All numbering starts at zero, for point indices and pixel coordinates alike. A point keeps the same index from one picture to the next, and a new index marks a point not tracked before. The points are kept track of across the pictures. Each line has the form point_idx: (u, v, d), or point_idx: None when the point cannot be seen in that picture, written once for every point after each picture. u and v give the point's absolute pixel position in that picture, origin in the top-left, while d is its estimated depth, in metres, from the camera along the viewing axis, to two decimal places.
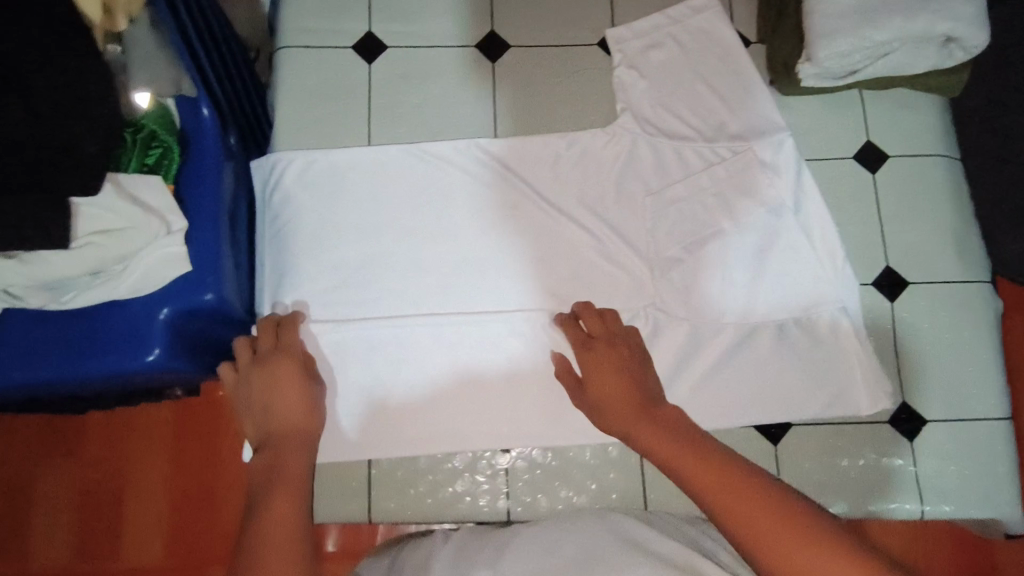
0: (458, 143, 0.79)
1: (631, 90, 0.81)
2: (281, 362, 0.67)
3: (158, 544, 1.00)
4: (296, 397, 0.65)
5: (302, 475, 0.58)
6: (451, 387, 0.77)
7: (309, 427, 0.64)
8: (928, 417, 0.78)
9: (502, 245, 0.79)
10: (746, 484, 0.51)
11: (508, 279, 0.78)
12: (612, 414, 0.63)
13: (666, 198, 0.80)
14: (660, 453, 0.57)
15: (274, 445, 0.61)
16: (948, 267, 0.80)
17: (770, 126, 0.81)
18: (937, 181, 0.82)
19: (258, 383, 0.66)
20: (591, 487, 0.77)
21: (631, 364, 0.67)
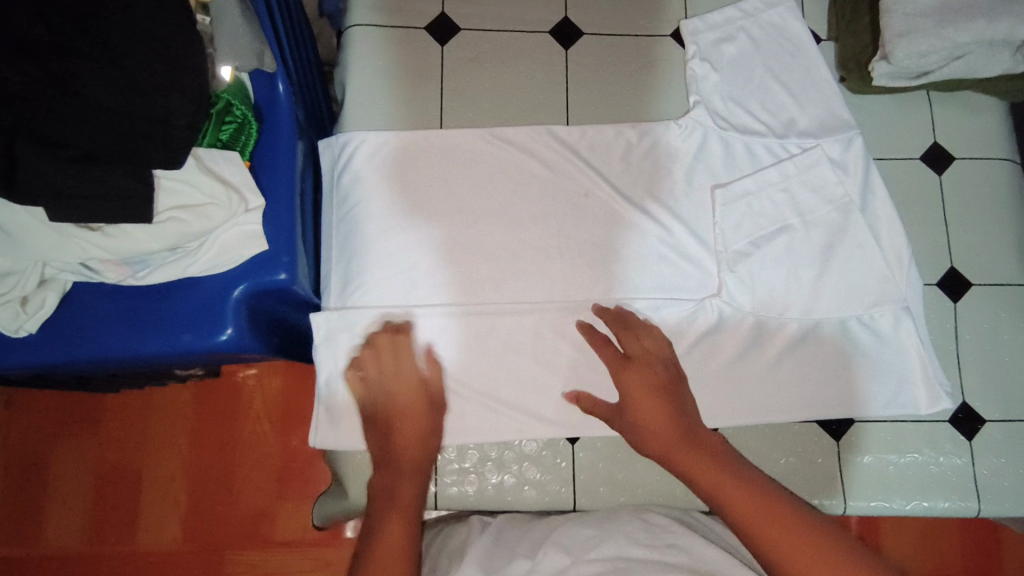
0: (533, 129, 0.80)
1: (704, 83, 0.81)
2: (405, 390, 0.69)
3: (174, 527, 1.06)
4: (415, 425, 0.68)
5: (409, 504, 0.62)
6: (511, 377, 0.75)
7: (421, 454, 0.67)
8: (985, 416, 0.78)
9: (428, 244, 0.76)
10: (801, 532, 0.55)
11: (442, 278, 0.75)
12: (654, 436, 0.65)
13: (735, 191, 0.79)
14: (704, 484, 0.61)
15: (391, 468, 0.65)
16: (1009, 270, 0.80)
17: (840, 123, 0.81)
18: (1000, 184, 0.82)
19: (382, 402, 0.69)
20: (656, 479, 0.76)
21: (665, 381, 0.69)
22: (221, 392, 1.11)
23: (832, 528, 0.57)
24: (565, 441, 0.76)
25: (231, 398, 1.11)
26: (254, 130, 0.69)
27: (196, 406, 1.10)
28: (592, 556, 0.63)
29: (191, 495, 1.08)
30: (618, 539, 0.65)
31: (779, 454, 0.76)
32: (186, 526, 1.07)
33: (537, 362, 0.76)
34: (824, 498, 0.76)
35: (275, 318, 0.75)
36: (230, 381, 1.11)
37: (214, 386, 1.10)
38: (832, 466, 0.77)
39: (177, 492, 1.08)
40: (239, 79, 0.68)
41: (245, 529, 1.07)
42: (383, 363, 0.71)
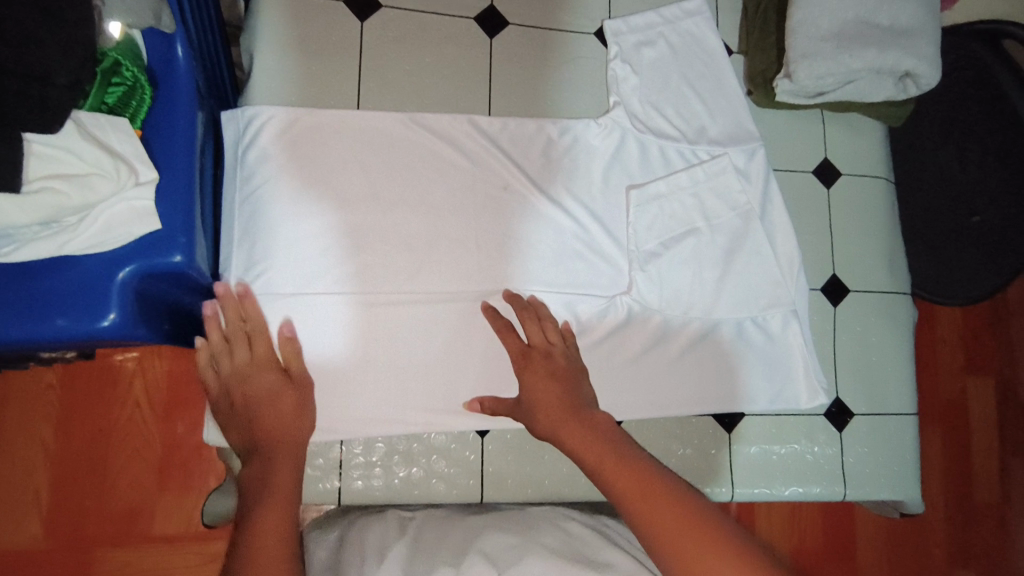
0: (455, 117, 0.78)
1: (624, 85, 0.83)
2: (265, 371, 0.65)
3: (37, 524, 0.97)
4: (286, 406, 0.65)
5: (291, 487, 0.60)
6: (419, 369, 0.73)
7: (295, 430, 0.64)
8: (855, 410, 0.85)
9: (330, 231, 0.72)
10: (659, 493, 0.58)
11: (350, 267, 0.72)
12: (542, 423, 0.67)
13: (649, 192, 0.81)
14: (584, 453, 0.64)
15: (260, 456, 0.61)
16: (881, 279, 0.88)
17: (745, 135, 0.85)
18: (877, 200, 0.91)
19: (240, 392, 0.64)
20: (562, 470, 0.78)
21: (565, 371, 0.70)
22: (93, 376, 1.01)
23: (693, 491, 0.60)
24: (474, 433, 0.76)
25: (106, 382, 1.01)
26: (147, 96, 0.63)
27: (65, 391, 1.00)
28: (516, 568, 0.62)
29: (57, 489, 0.98)
30: (537, 551, 0.64)
31: (676, 444, 0.80)
32: (51, 523, 0.97)
33: (450, 356, 0.74)
34: (715, 486, 0.80)
35: (168, 303, 0.68)
36: (106, 365, 1.01)
37: (87, 369, 1.00)
38: (723, 456, 0.81)
39: (40, 486, 0.98)
40: (130, 37, 0.61)
41: (120, 525, 0.99)
42: (230, 355, 0.66)
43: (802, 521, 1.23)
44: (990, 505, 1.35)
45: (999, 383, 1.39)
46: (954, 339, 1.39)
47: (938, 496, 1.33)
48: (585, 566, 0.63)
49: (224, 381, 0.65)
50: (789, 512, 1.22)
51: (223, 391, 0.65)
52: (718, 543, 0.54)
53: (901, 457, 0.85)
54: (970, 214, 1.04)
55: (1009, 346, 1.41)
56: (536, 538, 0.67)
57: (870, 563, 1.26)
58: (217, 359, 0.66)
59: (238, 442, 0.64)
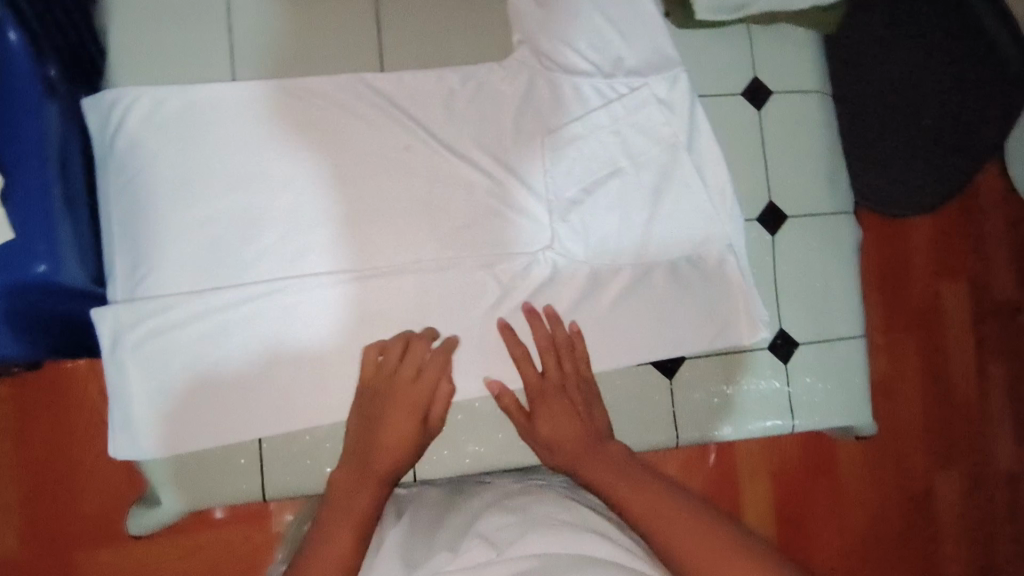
0: (338, 77, 0.71)
1: (528, 20, 0.76)
2: (412, 400, 0.68)
3: (14, 534, 0.96)
4: (398, 434, 0.67)
5: (364, 510, 0.63)
6: (338, 356, 0.69)
7: (399, 464, 0.67)
8: (799, 340, 0.82)
9: (223, 218, 0.67)
10: (674, 509, 0.57)
11: (267, 249, 0.68)
12: (560, 449, 0.69)
13: (565, 137, 0.76)
14: (602, 484, 0.64)
15: (362, 468, 0.65)
16: (820, 202, 0.83)
17: (666, 61, 0.79)
18: (813, 117, 0.85)
19: (376, 404, 0.67)
20: (499, 436, 0.74)
21: (579, 403, 0.71)
22: (48, 382, 0.98)
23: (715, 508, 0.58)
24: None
25: (61, 388, 0.98)
26: None
27: (22, 400, 0.97)
28: (515, 547, 0.57)
29: (28, 498, 0.96)
30: (541, 527, 0.59)
31: (615, 397, 0.77)
32: (28, 533, 0.96)
33: (374, 334, 0.71)
34: (659, 434, 0.78)
35: (51, 317, 0.65)
36: (59, 370, 0.98)
37: (41, 377, 0.97)
38: (666, 403, 0.79)
39: (11, 497, 0.96)
40: None
41: (98, 526, 0.98)
42: (387, 365, 0.68)
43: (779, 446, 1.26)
44: (962, 413, 1.36)
45: (969, 284, 1.38)
46: (925, 244, 1.36)
47: (917, 403, 1.34)
48: (591, 542, 0.57)
49: (369, 386, 0.68)
50: (763, 446, 1.26)
51: (375, 395, 0.68)
52: (713, 542, 0.53)
53: (852, 381, 0.83)
54: (920, 118, 1.01)
55: (978, 246, 1.39)
56: (536, 517, 0.61)
57: (852, 474, 1.29)
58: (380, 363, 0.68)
59: (350, 442, 0.68)
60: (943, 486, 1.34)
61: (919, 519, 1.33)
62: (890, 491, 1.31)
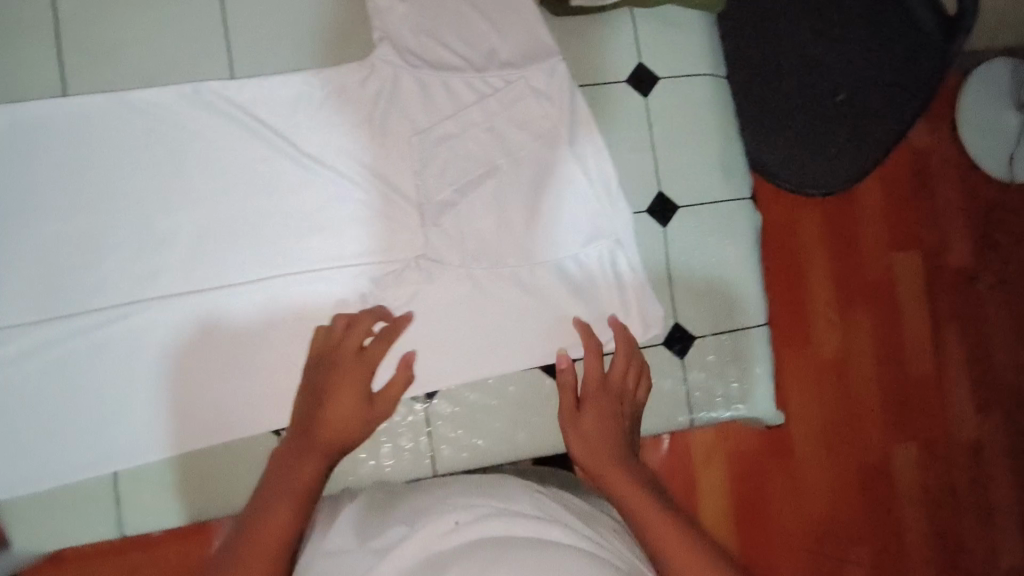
0: (176, 88, 0.67)
1: (390, 15, 0.72)
2: (358, 376, 0.62)
3: None
4: (347, 403, 0.61)
5: (308, 480, 0.57)
6: (192, 380, 0.68)
7: (353, 439, 0.61)
8: (697, 334, 0.79)
9: (66, 242, 0.65)
10: (700, 546, 0.49)
11: (118, 271, 0.66)
12: (591, 445, 0.61)
13: (434, 137, 0.73)
14: (627, 500, 0.55)
15: (301, 441, 0.59)
16: (714, 189, 0.80)
17: (542, 50, 0.75)
18: (705, 101, 0.81)
19: (324, 374, 0.62)
20: (368, 460, 0.72)
21: (625, 416, 0.65)
22: None
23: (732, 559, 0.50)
24: (269, 433, 0.69)
25: None
26: None
27: None
28: (476, 527, 0.51)
29: None
30: (510, 513, 0.53)
31: (496, 406, 0.75)
32: None
33: (231, 352, 0.69)
34: (545, 441, 0.76)
35: None
36: None
37: None
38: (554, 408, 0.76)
39: None
40: None
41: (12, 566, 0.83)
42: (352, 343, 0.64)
43: (736, 440, 1.12)
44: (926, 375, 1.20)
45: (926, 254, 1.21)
46: (872, 212, 1.20)
47: (874, 384, 1.18)
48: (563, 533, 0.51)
49: (321, 354, 0.64)
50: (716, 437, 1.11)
51: (326, 362, 0.63)
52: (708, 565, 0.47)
53: (753, 373, 0.81)
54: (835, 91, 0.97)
55: (934, 213, 1.21)
56: (512, 507, 0.55)
57: (808, 461, 1.15)
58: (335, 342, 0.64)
59: (298, 410, 0.63)
60: (906, 455, 1.18)
61: (884, 514, 1.17)
62: (847, 481, 1.16)
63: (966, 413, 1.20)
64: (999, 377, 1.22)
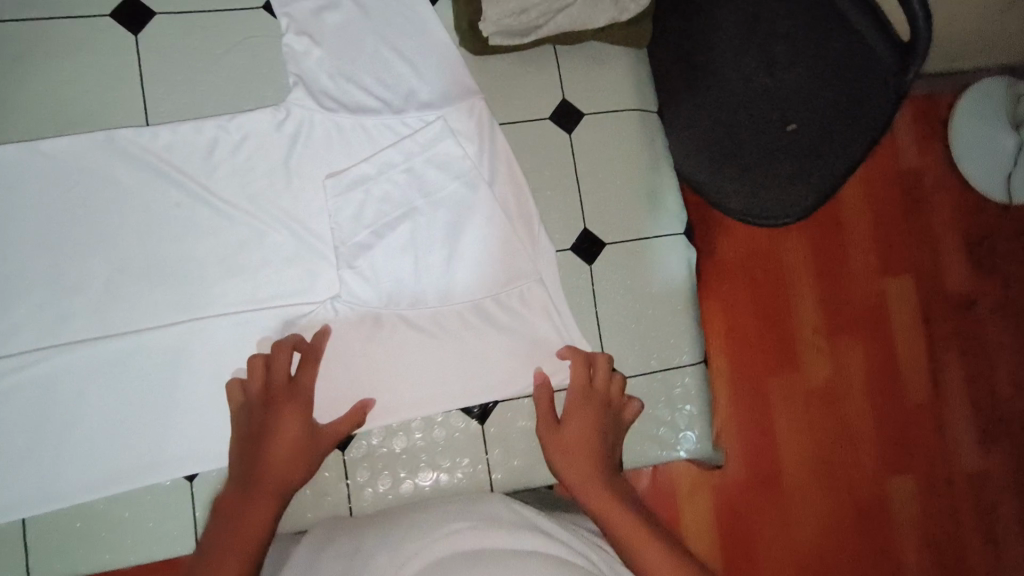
0: (90, 135, 0.68)
1: (306, 59, 0.73)
2: (296, 411, 0.62)
3: None
4: (289, 434, 0.60)
5: (252, 535, 0.53)
6: (99, 426, 0.67)
7: (302, 471, 0.60)
8: (627, 374, 0.77)
9: None
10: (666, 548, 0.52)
11: (33, 317, 0.67)
12: (568, 459, 0.63)
13: (350, 179, 0.72)
14: (612, 523, 0.56)
15: (251, 487, 0.57)
16: (643, 225, 0.79)
17: (462, 90, 0.75)
18: (631, 137, 0.80)
19: (263, 414, 0.61)
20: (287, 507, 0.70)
21: (611, 432, 0.67)
22: None
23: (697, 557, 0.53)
24: (180, 478, 0.69)
25: None
26: None
27: None
28: (450, 539, 0.55)
29: None
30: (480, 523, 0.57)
31: (419, 447, 0.74)
32: None
33: (144, 399, 0.68)
34: (472, 483, 0.74)
35: None
36: None
37: None
38: (479, 449, 0.75)
39: None
40: None
41: None
42: (279, 376, 0.64)
43: (720, 477, 1.07)
44: (924, 406, 1.14)
45: (920, 276, 1.16)
46: (861, 231, 1.16)
47: (868, 406, 1.12)
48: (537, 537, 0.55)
49: (259, 393, 0.63)
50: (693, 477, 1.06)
51: (267, 400, 0.62)
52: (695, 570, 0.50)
53: (685, 414, 0.78)
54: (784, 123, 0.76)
55: (926, 232, 1.17)
56: (483, 515, 0.60)
57: (798, 483, 1.09)
58: (268, 370, 0.65)
59: (236, 457, 0.60)
60: (903, 489, 1.12)
61: (885, 539, 1.10)
62: (845, 505, 1.10)
63: (971, 443, 1.14)
64: (1001, 405, 1.16)
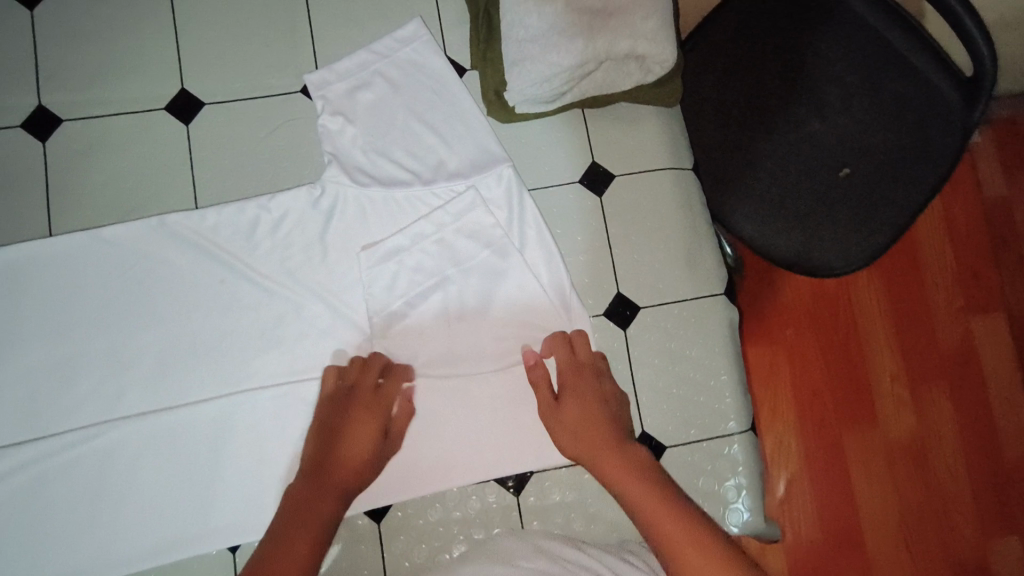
0: (143, 222, 0.72)
1: (340, 137, 0.76)
2: (374, 414, 0.65)
3: None
4: (361, 436, 0.63)
5: (320, 527, 0.57)
6: (148, 500, 0.69)
7: (365, 470, 0.62)
8: (667, 444, 0.74)
9: (44, 366, 0.70)
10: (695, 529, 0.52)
11: (91, 391, 0.70)
12: (579, 441, 0.62)
13: (383, 250, 0.74)
14: (635, 497, 0.56)
15: (316, 479, 0.59)
16: (678, 288, 0.76)
17: (491, 158, 0.76)
18: (665, 195, 0.78)
19: (338, 412, 0.65)
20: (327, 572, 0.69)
21: (610, 393, 0.66)
22: None
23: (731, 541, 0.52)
24: (224, 549, 0.70)
25: None
26: None
27: None
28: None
29: None
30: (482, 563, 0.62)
31: (456, 521, 0.72)
32: None
33: (188, 470, 0.70)
34: None
35: None
36: None
37: None
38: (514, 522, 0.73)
39: None
40: None
41: None
42: (365, 381, 0.67)
43: (801, 544, 0.98)
44: None
45: (1011, 317, 1.08)
46: (942, 266, 1.09)
47: (959, 458, 1.03)
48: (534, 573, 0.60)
49: (344, 390, 0.67)
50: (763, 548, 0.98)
51: (351, 397, 0.66)
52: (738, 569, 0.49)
53: (734, 483, 0.73)
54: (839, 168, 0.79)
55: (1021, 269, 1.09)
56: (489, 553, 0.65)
57: (883, 543, 1.00)
58: (348, 374, 0.68)
59: (311, 445, 0.63)
60: (1010, 549, 1.01)
61: None
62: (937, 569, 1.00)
63: None
64: None
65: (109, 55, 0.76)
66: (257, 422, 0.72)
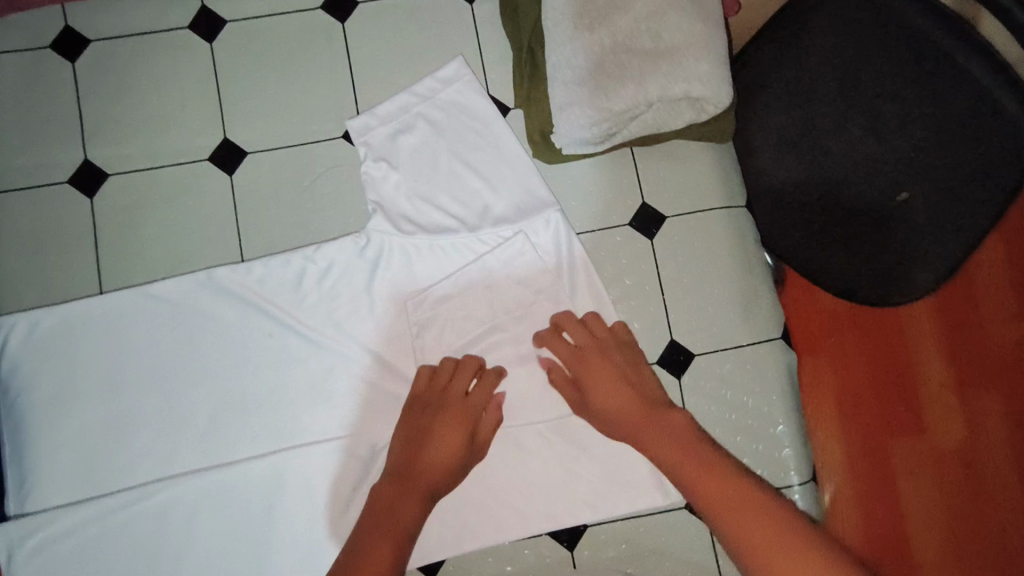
0: (192, 277, 0.72)
1: (384, 184, 0.74)
2: (461, 422, 0.66)
3: None
4: (450, 442, 0.65)
5: (404, 526, 0.60)
6: (208, 553, 0.70)
7: (453, 470, 0.65)
8: None
9: (104, 421, 0.71)
10: (738, 491, 0.54)
11: (151, 443, 0.71)
12: (616, 419, 0.65)
13: (433, 297, 0.72)
14: (683, 471, 0.58)
15: (404, 483, 0.63)
16: (733, 333, 0.74)
17: (537, 203, 0.74)
18: (718, 237, 0.76)
19: (427, 415, 0.67)
20: None
21: (630, 367, 0.67)
22: None
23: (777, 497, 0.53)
24: None
25: None
26: None
27: None
28: None
29: None
30: None
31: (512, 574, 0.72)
32: None
33: (245, 522, 0.71)
34: None
35: None
36: None
37: None
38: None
39: None
40: None
41: None
42: (456, 386, 0.68)
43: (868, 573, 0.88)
44: None
45: None
46: None
47: None
48: None
49: (432, 393, 0.68)
50: None
51: (433, 400, 0.68)
52: (792, 536, 0.49)
53: None
54: None
55: None
56: None
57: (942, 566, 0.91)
58: (439, 375, 0.69)
59: (400, 445, 0.66)
60: None
61: None
62: None
63: None
64: None
65: (152, 107, 0.76)
66: (311, 474, 0.71)
